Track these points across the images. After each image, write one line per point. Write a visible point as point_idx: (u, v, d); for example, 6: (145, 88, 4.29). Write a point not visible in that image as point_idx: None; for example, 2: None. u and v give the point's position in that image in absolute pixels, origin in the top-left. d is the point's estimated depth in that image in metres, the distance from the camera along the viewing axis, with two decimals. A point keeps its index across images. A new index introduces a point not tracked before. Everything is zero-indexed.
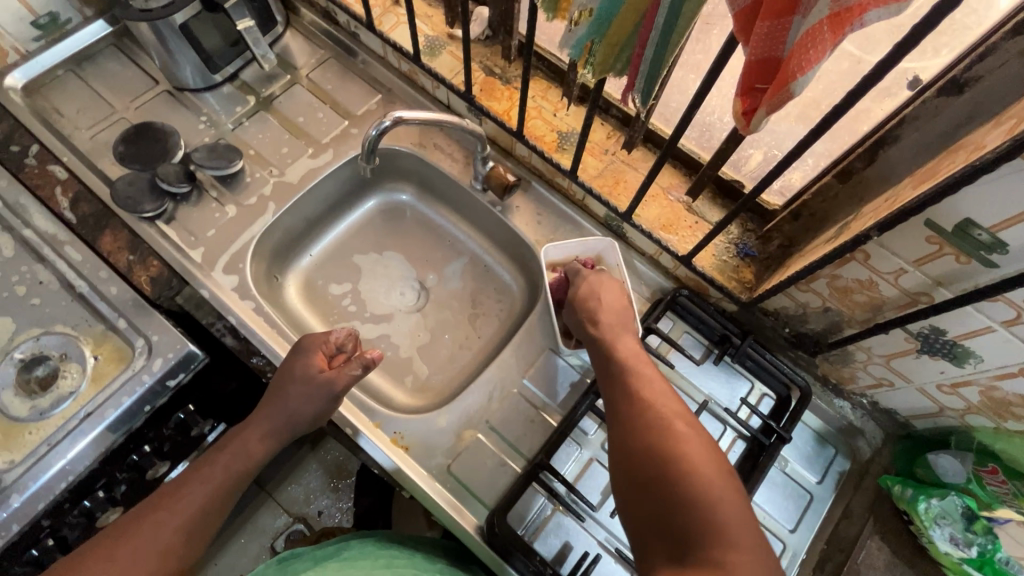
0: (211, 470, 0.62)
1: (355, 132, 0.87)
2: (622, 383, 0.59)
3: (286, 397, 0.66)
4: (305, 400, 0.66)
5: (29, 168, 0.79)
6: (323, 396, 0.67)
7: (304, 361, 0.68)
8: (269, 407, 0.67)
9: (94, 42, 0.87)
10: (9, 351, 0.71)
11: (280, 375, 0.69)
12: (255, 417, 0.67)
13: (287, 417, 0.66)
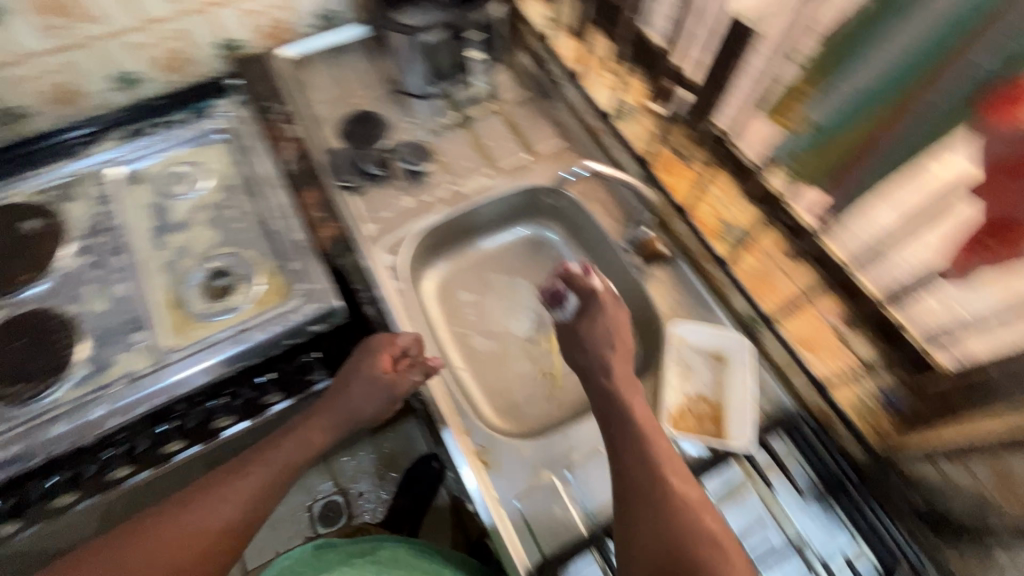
0: (275, 452, 0.71)
1: (531, 167, 0.95)
2: (601, 392, 0.70)
3: (349, 395, 0.74)
4: (366, 396, 0.74)
5: (273, 121, 0.95)
6: (383, 395, 0.75)
7: (370, 360, 0.75)
8: (329, 402, 0.75)
9: (351, 39, 1.05)
10: (206, 258, 0.85)
11: (347, 371, 0.76)
12: (320, 407, 0.76)
13: (348, 411, 0.75)
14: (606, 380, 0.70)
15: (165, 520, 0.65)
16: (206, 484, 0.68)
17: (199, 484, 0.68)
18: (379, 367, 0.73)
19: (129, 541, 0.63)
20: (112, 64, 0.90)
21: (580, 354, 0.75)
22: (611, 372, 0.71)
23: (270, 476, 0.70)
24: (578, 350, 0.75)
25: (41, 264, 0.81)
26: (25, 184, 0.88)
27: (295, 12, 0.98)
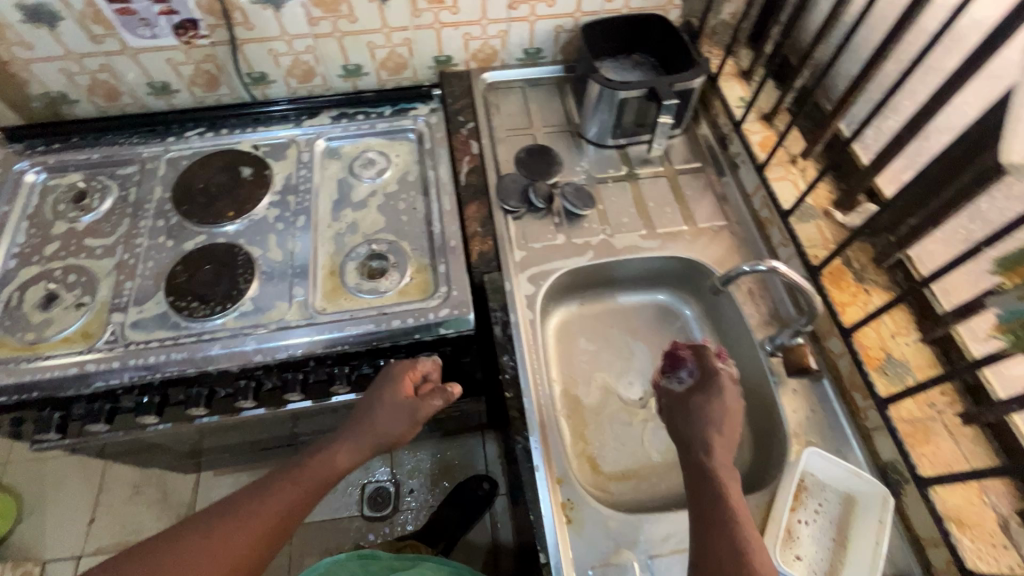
0: (299, 475, 0.72)
1: (686, 238, 0.93)
2: (696, 468, 0.64)
3: (374, 418, 0.76)
4: (390, 422, 0.76)
5: (459, 133, 1.02)
6: (405, 421, 0.76)
7: (390, 386, 0.78)
8: (353, 425, 0.76)
9: (545, 77, 1.14)
10: (370, 239, 0.93)
11: (370, 397, 0.79)
12: (344, 430, 0.77)
13: (373, 435, 0.76)
14: (703, 457, 0.64)
15: (192, 534, 0.65)
16: (227, 506, 0.68)
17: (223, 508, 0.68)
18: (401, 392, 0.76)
19: (158, 550, 0.63)
20: (346, 55, 1.03)
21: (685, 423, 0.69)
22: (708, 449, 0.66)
23: (292, 497, 0.70)
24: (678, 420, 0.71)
25: (243, 207, 0.93)
26: (250, 137, 1.03)
27: (507, 43, 1.06)
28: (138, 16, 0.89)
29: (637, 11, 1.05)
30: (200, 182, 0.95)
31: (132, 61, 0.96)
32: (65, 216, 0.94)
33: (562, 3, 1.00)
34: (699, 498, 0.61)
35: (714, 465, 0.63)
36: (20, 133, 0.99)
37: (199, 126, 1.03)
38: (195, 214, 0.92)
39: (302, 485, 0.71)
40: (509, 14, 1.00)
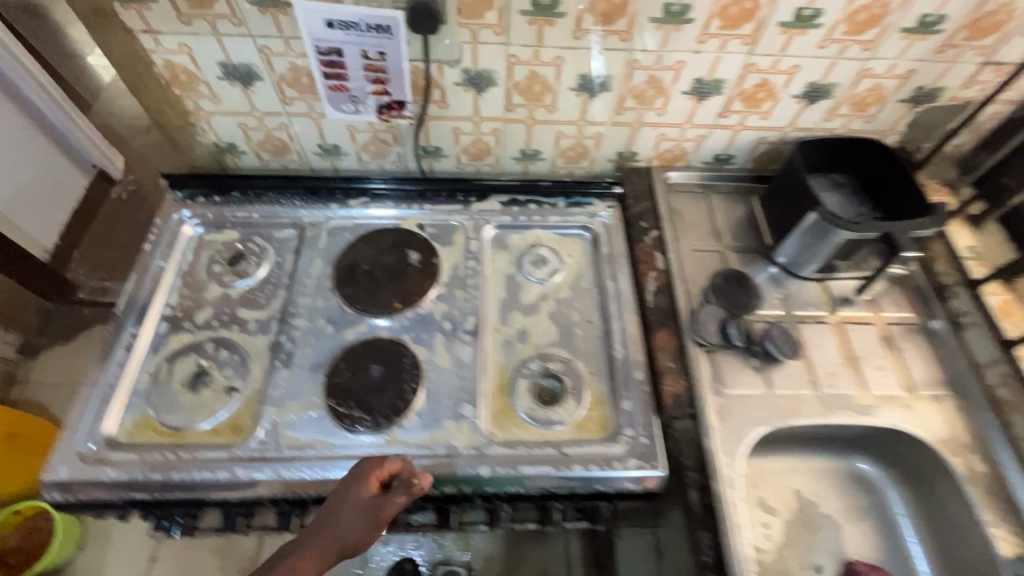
0: None
1: (904, 407, 0.81)
2: None
3: (332, 534, 0.60)
4: (350, 527, 0.60)
5: (641, 243, 0.93)
6: (365, 530, 0.61)
7: (356, 491, 0.62)
8: (309, 539, 0.60)
9: (730, 184, 1.03)
10: (543, 354, 0.83)
11: (333, 501, 0.63)
12: (297, 544, 0.61)
13: (330, 546, 0.60)
14: None
15: None
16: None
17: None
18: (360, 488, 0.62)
19: None
20: (529, 141, 0.95)
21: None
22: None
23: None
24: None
25: (409, 299, 0.85)
26: (415, 214, 0.96)
27: (700, 147, 0.98)
28: (349, 93, 0.84)
29: (853, 133, 0.95)
30: (364, 263, 0.88)
31: (313, 124, 0.91)
32: (219, 280, 0.88)
33: (777, 117, 0.91)
34: None
35: None
36: (184, 181, 0.95)
37: (363, 195, 0.96)
38: (358, 302, 0.85)
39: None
40: (716, 121, 0.92)
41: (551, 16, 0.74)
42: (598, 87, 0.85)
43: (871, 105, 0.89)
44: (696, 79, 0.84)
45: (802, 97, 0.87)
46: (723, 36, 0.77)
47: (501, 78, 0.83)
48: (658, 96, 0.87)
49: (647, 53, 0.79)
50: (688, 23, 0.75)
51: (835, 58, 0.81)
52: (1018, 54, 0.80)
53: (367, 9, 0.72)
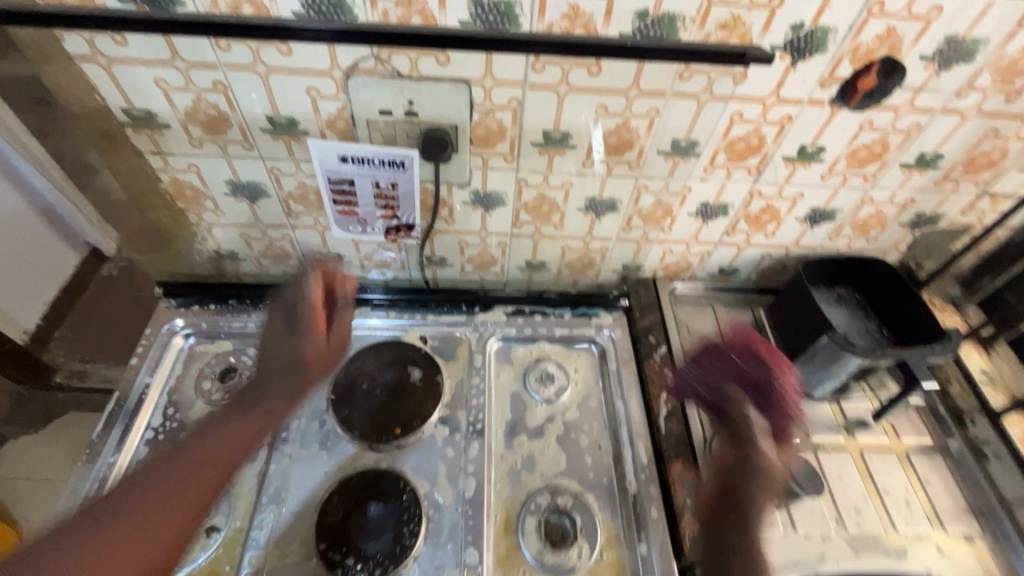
0: (227, 442, 0.66)
1: (937, 549, 0.76)
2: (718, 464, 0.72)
3: (302, 370, 0.72)
4: (310, 352, 0.72)
5: (651, 360, 0.90)
6: (328, 360, 0.74)
7: (308, 345, 0.72)
8: (263, 396, 0.70)
9: (735, 296, 1.03)
10: (551, 486, 0.78)
11: (274, 346, 0.72)
12: (259, 384, 0.71)
13: (293, 360, 0.71)
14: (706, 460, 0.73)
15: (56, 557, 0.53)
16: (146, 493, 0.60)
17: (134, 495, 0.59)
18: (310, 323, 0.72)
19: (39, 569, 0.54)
20: (535, 253, 0.94)
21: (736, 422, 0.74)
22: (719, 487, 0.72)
23: (237, 450, 0.66)
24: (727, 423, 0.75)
25: (410, 423, 0.80)
26: (418, 325, 0.93)
27: (705, 261, 0.98)
28: (357, 217, 0.84)
29: (856, 251, 0.96)
30: (363, 381, 0.84)
31: (317, 235, 0.90)
32: (208, 398, 0.83)
33: (781, 237, 0.92)
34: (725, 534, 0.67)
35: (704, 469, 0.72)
36: (180, 289, 0.92)
37: (364, 304, 0.94)
38: (356, 426, 0.80)
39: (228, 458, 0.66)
40: (721, 238, 0.92)
41: (562, 147, 0.75)
42: (606, 208, 0.85)
43: (872, 228, 0.90)
44: (702, 202, 0.85)
45: (806, 220, 0.88)
46: (729, 167, 0.78)
47: (510, 199, 0.83)
48: (665, 217, 0.87)
49: (654, 180, 0.80)
50: (695, 156, 0.76)
51: (837, 187, 0.82)
52: (1013, 188, 0.83)
53: (379, 146, 0.72)
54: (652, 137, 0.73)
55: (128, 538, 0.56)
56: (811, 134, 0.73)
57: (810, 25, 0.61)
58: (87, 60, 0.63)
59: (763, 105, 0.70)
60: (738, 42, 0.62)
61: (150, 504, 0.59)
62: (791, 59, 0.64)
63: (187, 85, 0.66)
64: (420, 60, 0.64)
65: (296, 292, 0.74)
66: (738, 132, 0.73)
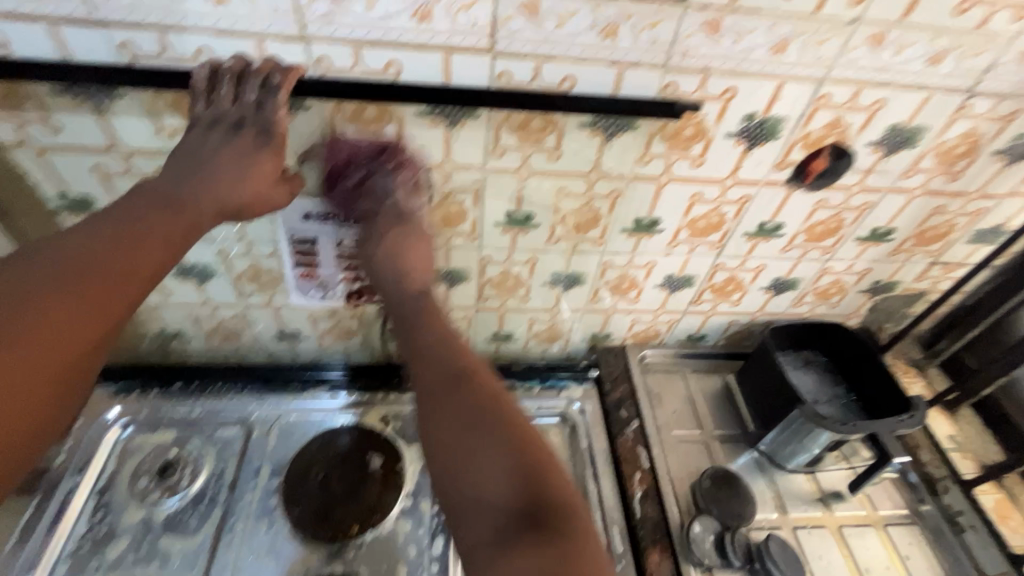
0: (123, 233, 0.50)
1: None
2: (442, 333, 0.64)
3: (214, 170, 0.53)
4: (234, 165, 0.53)
5: (625, 436, 0.87)
6: (269, 184, 0.56)
7: (252, 168, 0.54)
8: (185, 182, 0.53)
9: (705, 361, 1.01)
10: None
11: (189, 141, 0.54)
12: (173, 177, 0.53)
13: (224, 174, 0.53)
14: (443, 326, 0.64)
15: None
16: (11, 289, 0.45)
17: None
18: (258, 159, 0.54)
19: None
20: (501, 325, 0.92)
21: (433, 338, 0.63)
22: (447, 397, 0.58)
23: (151, 239, 0.51)
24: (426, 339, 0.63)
25: (369, 518, 0.75)
26: (378, 404, 0.88)
27: (674, 328, 0.97)
28: (318, 281, 0.76)
29: (819, 316, 0.97)
30: (318, 471, 0.79)
31: (271, 313, 0.85)
32: (144, 499, 0.76)
33: (747, 304, 0.92)
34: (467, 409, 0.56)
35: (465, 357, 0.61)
36: (119, 373, 0.85)
37: (322, 383, 0.89)
38: (308, 524, 0.74)
39: (140, 275, 0.50)
40: (689, 306, 0.91)
41: (524, 226, 0.73)
42: (572, 282, 0.84)
43: (834, 294, 0.91)
44: (668, 274, 0.84)
45: (769, 289, 0.89)
46: (692, 242, 0.79)
47: (474, 275, 0.81)
48: (631, 288, 0.86)
49: (619, 255, 0.80)
50: (659, 232, 0.76)
51: (797, 259, 0.83)
52: (963, 257, 0.85)
53: (344, 201, 0.66)
54: (615, 215, 0.73)
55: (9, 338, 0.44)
56: (769, 211, 0.74)
57: (762, 114, 0.62)
58: (18, 148, 0.59)
59: (722, 186, 0.70)
60: (694, 131, 0.63)
61: (30, 297, 0.45)
62: (746, 145, 0.65)
63: (127, 170, 0.62)
64: (376, 146, 0.62)
65: (256, 109, 0.54)
66: (699, 211, 0.74)
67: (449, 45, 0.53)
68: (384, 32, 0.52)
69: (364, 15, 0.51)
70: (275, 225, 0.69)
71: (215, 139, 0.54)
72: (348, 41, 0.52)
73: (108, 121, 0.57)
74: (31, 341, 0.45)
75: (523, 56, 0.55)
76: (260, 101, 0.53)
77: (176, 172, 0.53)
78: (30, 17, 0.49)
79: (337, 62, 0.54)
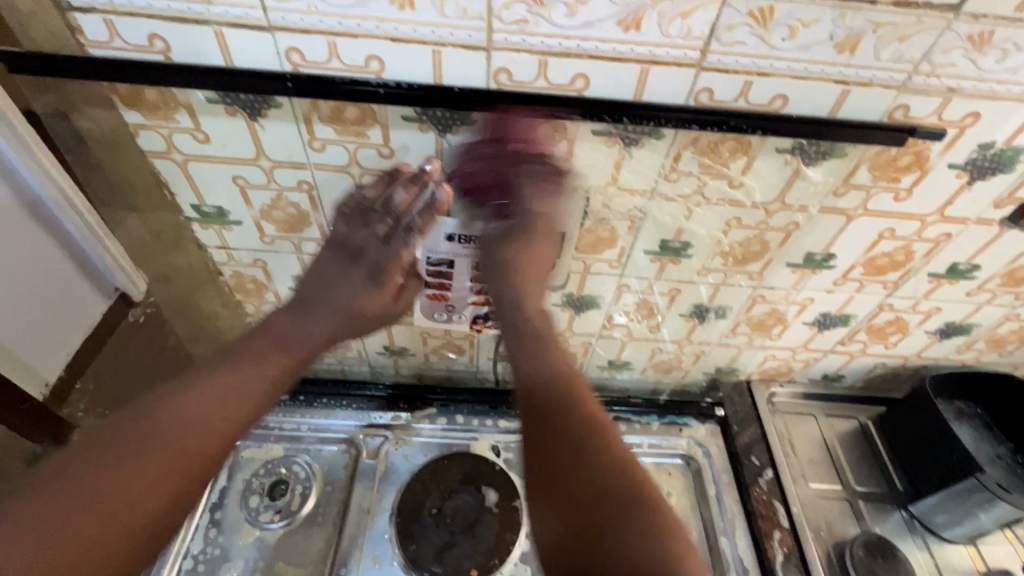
0: (237, 348, 0.61)
1: None
2: (527, 323, 0.64)
3: (346, 311, 0.65)
4: (358, 303, 0.66)
5: (758, 488, 0.79)
6: (387, 317, 0.69)
7: (370, 296, 0.66)
8: (298, 316, 0.65)
9: (842, 403, 0.91)
10: None
11: (322, 271, 0.65)
12: (297, 303, 0.66)
13: (347, 300, 0.65)
14: (538, 329, 0.64)
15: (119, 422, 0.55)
16: (141, 449, 0.53)
17: (132, 460, 0.52)
18: (383, 291, 0.66)
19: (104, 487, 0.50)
20: (621, 353, 0.83)
21: (535, 348, 0.63)
22: (548, 439, 0.56)
23: (260, 360, 0.61)
24: (532, 353, 0.63)
25: (488, 562, 0.71)
26: (488, 431, 0.82)
27: (810, 367, 0.87)
28: (446, 302, 0.71)
29: (984, 364, 0.85)
30: (431, 504, 0.75)
31: (383, 329, 0.80)
32: (256, 519, 0.73)
33: (903, 348, 0.81)
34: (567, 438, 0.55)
35: (570, 385, 0.60)
36: None
37: (428, 404, 0.84)
38: (424, 564, 0.70)
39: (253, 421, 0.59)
40: (836, 346, 0.81)
41: (678, 256, 0.65)
42: (712, 315, 0.75)
43: (1010, 342, 0.80)
44: (822, 313, 0.75)
45: (935, 333, 0.78)
46: (863, 281, 0.69)
47: (606, 303, 0.73)
48: (776, 325, 0.77)
49: (774, 290, 0.70)
50: (828, 269, 0.67)
51: (981, 304, 0.72)
52: None
53: None
54: (784, 249, 0.64)
55: (152, 493, 0.52)
56: (967, 252, 0.64)
57: (1001, 145, 0.52)
58: (162, 157, 0.56)
59: (921, 223, 0.60)
60: (911, 160, 0.54)
61: (161, 464, 0.53)
62: (968, 178, 0.55)
63: (267, 183, 0.58)
64: (539, 167, 0.56)
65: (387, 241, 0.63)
66: (884, 249, 0.64)
67: (651, 57, 0.46)
68: (581, 41, 0.45)
69: (563, 21, 0.44)
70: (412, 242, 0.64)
71: (346, 274, 0.65)
72: (536, 51, 0.46)
73: (257, 132, 0.53)
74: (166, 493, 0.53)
75: (734, 71, 0.46)
76: (391, 234, 0.62)
77: (293, 308, 0.66)
78: (197, 20, 0.45)
79: (519, 74, 0.47)
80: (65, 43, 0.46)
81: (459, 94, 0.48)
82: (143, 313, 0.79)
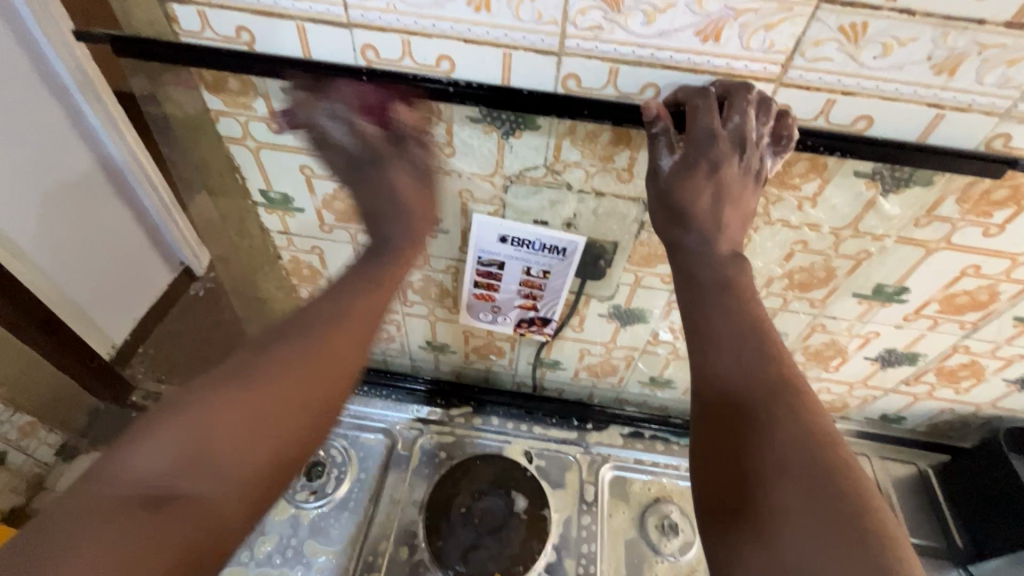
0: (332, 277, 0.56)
1: None
2: (716, 289, 0.47)
3: (394, 204, 0.56)
4: (407, 194, 0.56)
5: None
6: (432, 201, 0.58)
7: (418, 190, 0.56)
8: (377, 219, 0.57)
9: (901, 446, 0.85)
10: None
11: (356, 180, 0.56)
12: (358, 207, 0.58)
13: (388, 196, 0.56)
14: (728, 296, 0.46)
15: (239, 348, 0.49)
16: (272, 360, 0.47)
17: (262, 371, 0.46)
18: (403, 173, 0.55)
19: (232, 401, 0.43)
20: (663, 371, 0.80)
21: (723, 315, 0.46)
22: (743, 436, 0.41)
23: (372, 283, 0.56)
24: (718, 323, 0.46)
25: (512, 567, 0.71)
26: (522, 436, 0.82)
27: (868, 404, 0.82)
28: (492, 303, 0.71)
29: None
30: (460, 502, 0.75)
31: (427, 325, 0.80)
32: (291, 497, 0.75)
33: (976, 394, 0.75)
34: (767, 435, 0.40)
35: (768, 355, 0.44)
36: None
37: (466, 403, 0.84)
38: (449, 562, 0.71)
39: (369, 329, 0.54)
40: (899, 385, 0.76)
41: None
42: None
43: None
44: (887, 349, 0.70)
45: (1016, 382, 0.72)
46: (938, 319, 0.64)
47: (654, 317, 0.71)
48: (835, 357, 0.73)
49: (837, 320, 0.67)
50: (899, 303, 0.63)
51: None
52: None
53: (547, 231, 0.60)
54: (852, 278, 0.60)
55: (281, 399, 0.46)
56: None
57: None
58: (237, 143, 0.58)
59: (1011, 262, 0.56)
60: (1007, 194, 0.49)
61: (281, 372, 0.47)
62: None
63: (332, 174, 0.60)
64: (598, 175, 0.55)
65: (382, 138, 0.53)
66: (965, 287, 0.59)
67: (727, 69, 0.44)
68: (655, 50, 0.44)
69: (639, 30, 0.43)
70: (465, 241, 0.64)
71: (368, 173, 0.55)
72: (608, 58, 0.45)
73: None
74: (293, 405, 0.46)
75: (816, 88, 0.44)
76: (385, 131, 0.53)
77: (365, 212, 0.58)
78: (282, 14, 0.46)
79: (587, 81, 0.47)
80: (160, 30, 0.49)
81: (526, 96, 0.47)
82: (203, 287, 1.12)
